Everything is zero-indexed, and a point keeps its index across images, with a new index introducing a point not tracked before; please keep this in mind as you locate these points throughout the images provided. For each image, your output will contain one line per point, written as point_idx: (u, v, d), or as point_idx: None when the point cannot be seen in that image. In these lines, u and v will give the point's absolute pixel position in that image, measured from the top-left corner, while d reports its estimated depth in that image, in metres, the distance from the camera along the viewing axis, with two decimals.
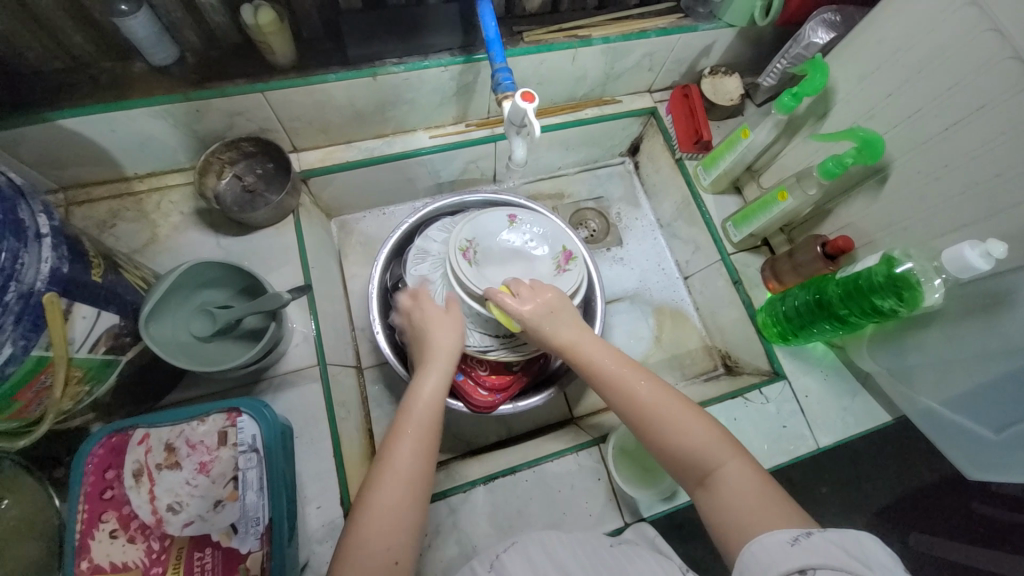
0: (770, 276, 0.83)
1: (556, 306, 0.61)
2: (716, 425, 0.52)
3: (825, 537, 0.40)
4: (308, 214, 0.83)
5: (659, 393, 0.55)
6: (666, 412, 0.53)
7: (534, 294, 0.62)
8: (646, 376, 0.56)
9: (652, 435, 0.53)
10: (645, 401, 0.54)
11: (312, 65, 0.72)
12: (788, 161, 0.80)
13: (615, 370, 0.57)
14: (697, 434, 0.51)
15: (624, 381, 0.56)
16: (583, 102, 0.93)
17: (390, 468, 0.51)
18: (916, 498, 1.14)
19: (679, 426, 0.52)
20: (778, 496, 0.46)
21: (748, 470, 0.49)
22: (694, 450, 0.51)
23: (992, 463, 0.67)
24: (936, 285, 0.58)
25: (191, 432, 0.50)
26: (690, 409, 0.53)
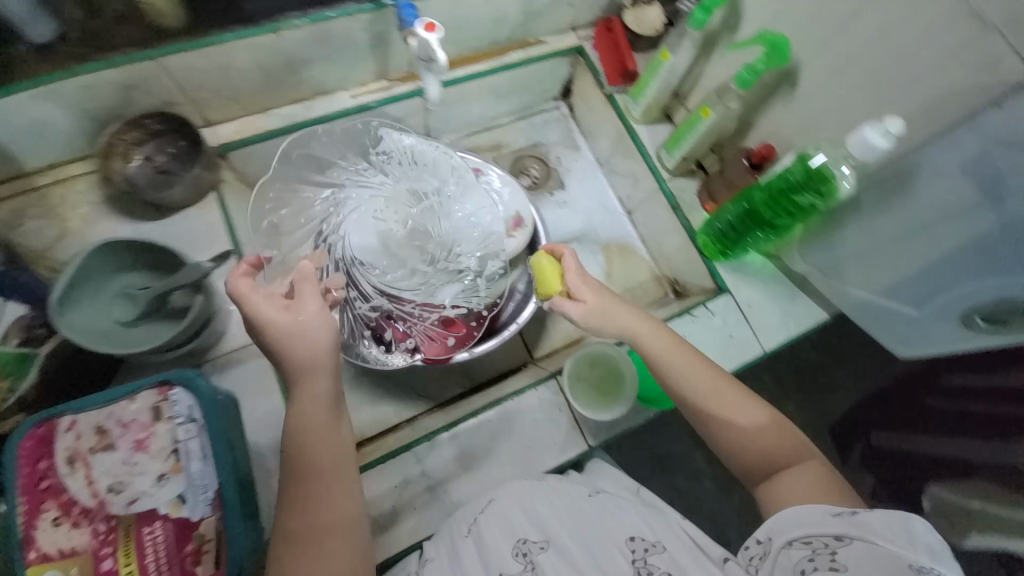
0: (706, 198, 0.86)
1: (611, 299, 0.64)
2: (780, 420, 0.58)
3: (876, 515, 0.45)
4: (233, 190, 0.80)
5: (728, 390, 0.59)
6: (734, 410, 0.58)
7: (597, 301, 0.63)
8: (716, 372, 0.60)
9: (719, 425, 0.58)
10: (711, 395, 0.58)
11: (207, 27, 0.67)
12: (709, 80, 0.81)
13: (680, 365, 0.60)
14: (761, 432, 0.57)
15: (694, 377, 0.59)
16: (508, 46, 0.92)
17: (296, 524, 0.48)
18: (871, 398, 1.21)
19: (746, 424, 0.57)
20: (842, 489, 0.53)
21: (813, 466, 0.55)
22: (761, 442, 0.57)
23: (920, 336, 0.77)
24: (844, 174, 0.62)
25: (120, 412, 0.48)
26: (757, 404, 0.59)
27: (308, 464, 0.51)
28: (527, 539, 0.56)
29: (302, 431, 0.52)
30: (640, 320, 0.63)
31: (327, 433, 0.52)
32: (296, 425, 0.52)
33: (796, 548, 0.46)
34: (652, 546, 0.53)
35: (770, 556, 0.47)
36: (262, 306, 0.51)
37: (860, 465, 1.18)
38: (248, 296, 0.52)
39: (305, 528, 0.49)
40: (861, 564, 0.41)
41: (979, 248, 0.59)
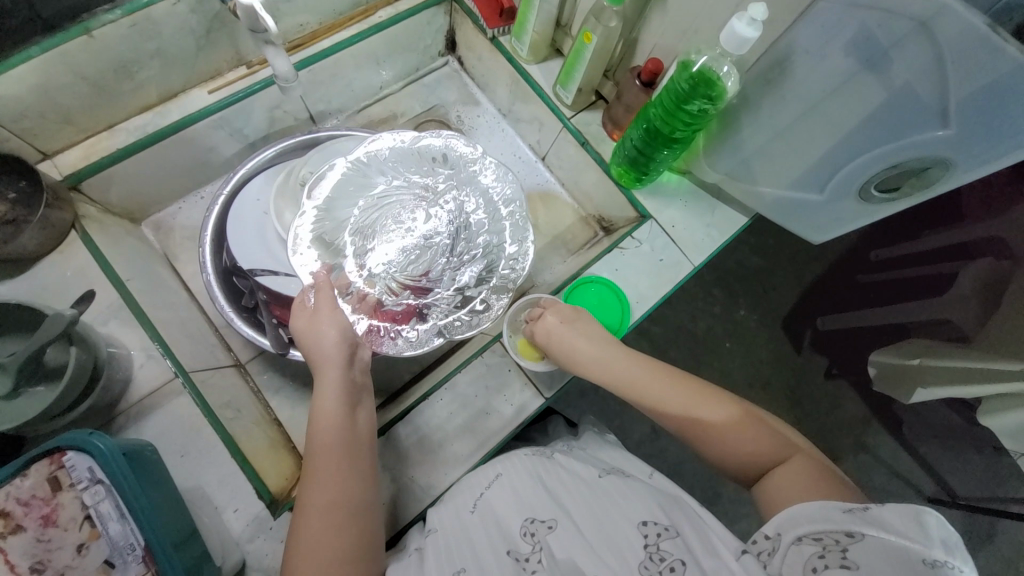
0: (611, 126, 0.84)
1: (578, 321, 0.69)
2: (770, 428, 0.57)
3: (885, 509, 0.42)
4: (101, 224, 0.71)
5: (704, 394, 0.60)
6: (714, 421, 0.58)
7: (561, 320, 0.69)
8: (692, 380, 0.62)
9: (701, 438, 0.59)
10: (687, 411, 0.60)
11: (5, 43, 0.58)
12: (586, 2, 0.78)
13: (646, 376, 0.64)
14: (746, 434, 0.57)
15: (662, 384, 0.63)
16: (372, 5, 0.85)
17: (309, 499, 0.56)
18: (810, 289, 1.28)
19: (728, 429, 0.57)
20: (835, 481, 0.50)
21: (805, 463, 0.53)
22: (746, 448, 0.56)
23: (827, 221, 0.78)
24: (727, 73, 0.61)
25: (17, 491, 0.43)
26: (742, 410, 0.59)
27: (326, 443, 0.59)
28: (534, 519, 0.57)
29: (326, 412, 0.61)
30: (617, 357, 0.66)
31: (344, 417, 0.62)
32: (319, 411, 0.62)
33: (805, 544, 0.43)
34: (665, 531, 0.50)
35: (779, 551, 0.44)
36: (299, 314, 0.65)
37: (811, 350, 1.26)
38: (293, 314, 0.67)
39: (317, 500, 0.56)
40: (871, 559, 0.38)
41: (875, 119, 0.59)
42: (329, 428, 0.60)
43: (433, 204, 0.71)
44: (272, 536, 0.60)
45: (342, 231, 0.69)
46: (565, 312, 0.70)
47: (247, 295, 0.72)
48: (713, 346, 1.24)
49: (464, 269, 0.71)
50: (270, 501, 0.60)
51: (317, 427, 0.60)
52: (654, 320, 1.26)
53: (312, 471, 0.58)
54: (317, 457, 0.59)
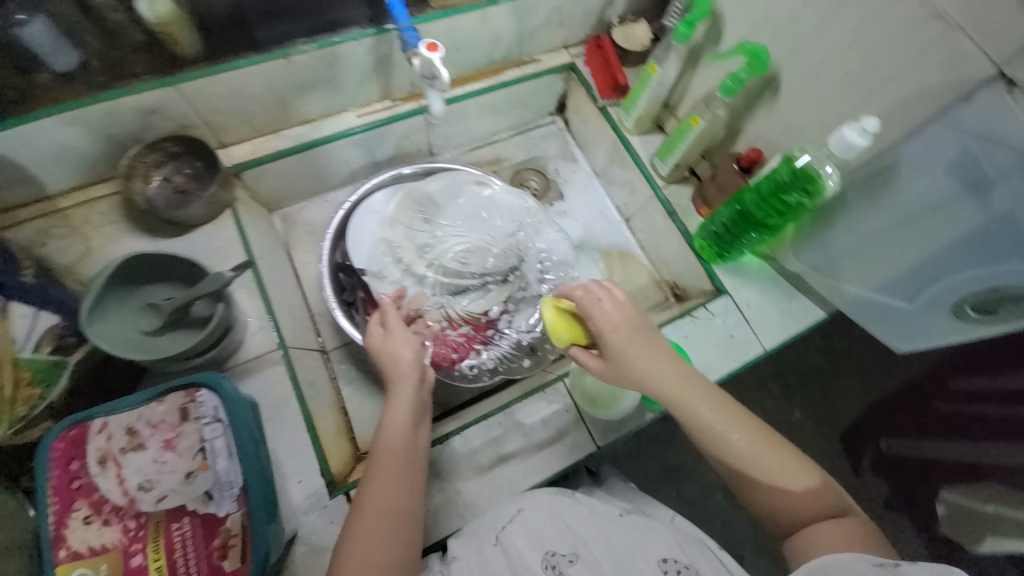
0: (700, 203, 0.89)
1: (636, 320, 0.57)
2: (812, 466, 0.53)
3: (914, 567, 0.43)
4: (246, 207, 0.83)
5: (754, 434, 0.53)
6: (769, 467, 0.52)
7: (616, 313, 0.57)
8: (740, 413, 0.54)
9: (749, 480, 0.53)
10: (739, 447, 0.52)
11: (220, 52, 0.71)
12: (697, 89, 0.85)
13: (696, 404, 0.54)
14: (795, 479, 0.52)
15: (718, 422, 0.53)
16: (503, 65, 0.96)
17: (366, 504, 0.55)
18: (877, 402, 1.22)
19: (778, 472, 0.52)
20: (872, 539, 0.50)
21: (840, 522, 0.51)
22: (797, 497, 0.52)
23: (909, 329, 0.79)
24: (829, 173, 0.65)
25: (150, 413, 0.51)
26: (789, 449, 0.53)
27: (390, 455, 0.59)
28: (555, 552, 0.58)
29: (395, 419, 0.61)
30: (662, 371, 0.55)
31: (410, 430, 0.61)
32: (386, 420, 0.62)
33: None
34: (685, 568, 0.55)
35: None
36: (376, 337, 0.70)
37: (871, 467, 1.18)
38: (372, 329, 0.71)
39: (376, 506, 0.55)
40: None
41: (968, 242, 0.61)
42: (393, 438, 0.60)
43: (502, 253, 0.81)
44: (325, 515, 0.63)
45: (419, 262, 0.80)
46: (618, 307, 0.57)
47: (349, 291, 0.82)
48: None
49: (518, 314, 0.83)
50: (330, 481, 0.65)
51: (383, 435, 0.60)
52: None
53: (372, 477, 0.57)
54: (379, 466, 0.58)
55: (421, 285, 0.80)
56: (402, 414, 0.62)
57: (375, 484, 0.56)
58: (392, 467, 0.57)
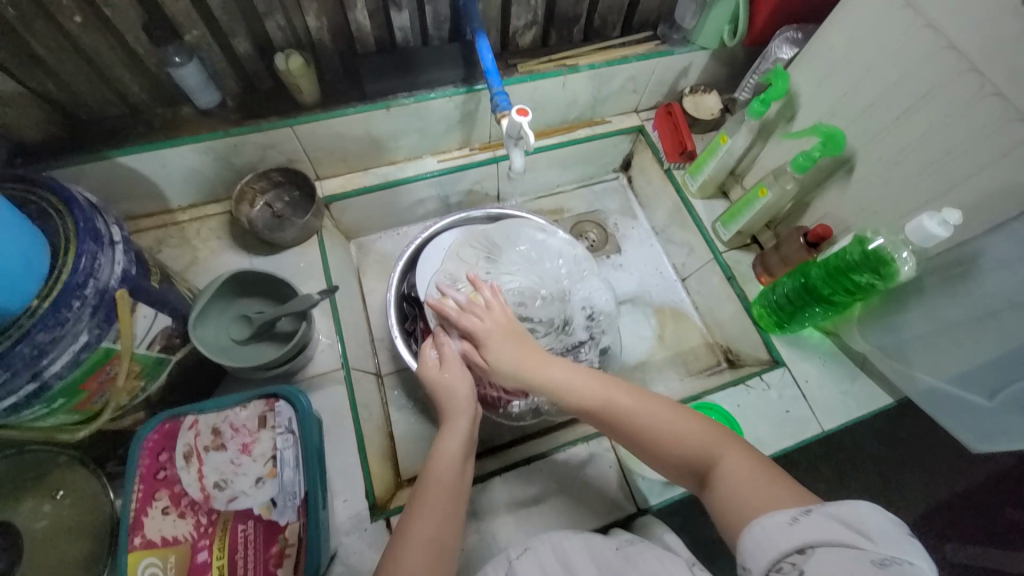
0: (761, 270, 0.89)
1: (503, 321, 0.68)
2: (700, 418, 0.56)
3: (822, 513, 0.40)
4: (330, 235, 0.91)
5: (639, 398, 0.59)
6: (654, 422, 0.57)
7: (488, 314, 0.68)
8: (623, 385, 0.61)
9: (641, 440, 0.57)
10: (632, 415, 0.58)
11: (332, 101, 0.81)
12: (766, 161, 0.86)
13: (586, 384, 0.61)
14: (678, 426, 0.56)
15: (607, 399, 0.60)
16: (576, 124, 1.02)
17: (411, 535, 0.55)
18: (942, 501, 1.12)
19: (660, 426, 0.56)
20: (782, 476, 0.48)
21: (744, 462, 0.50)
22: (675, 443, 0.55)
23: (988, 429, 0.71)
24: (905, 258, 0.64)
25: (234, 417, 0.56)
26: (675, 408, 0.58)
27: (438, 484, 0.60)
28: None
29: (445, 451, 0.63)
30: (551, 361, 0.64)
31: (459, 464, 0.62)
32: (437, 452, 0.63)
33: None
34: None
35: None
36: (432, 370, 0.69)
37: None
38: (427, 361, 0.71)
39: (419, 536, 0.55)
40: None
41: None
42: (443, 468, 0.61)
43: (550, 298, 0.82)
44: (364, 537, 0.65)
45: None
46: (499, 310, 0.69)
47: (411, 320, 0.86)
48: None
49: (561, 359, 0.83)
50: (373, 503, 0.67)
51: (433, 465, 0.62)
52: None
53: (419, 506, 0.58)
54: (425, 496, 0.59)
55: None
56: (453, 446, 0.63)
57: (421, 512, 0.57)
58: (437, 497, 0.59)
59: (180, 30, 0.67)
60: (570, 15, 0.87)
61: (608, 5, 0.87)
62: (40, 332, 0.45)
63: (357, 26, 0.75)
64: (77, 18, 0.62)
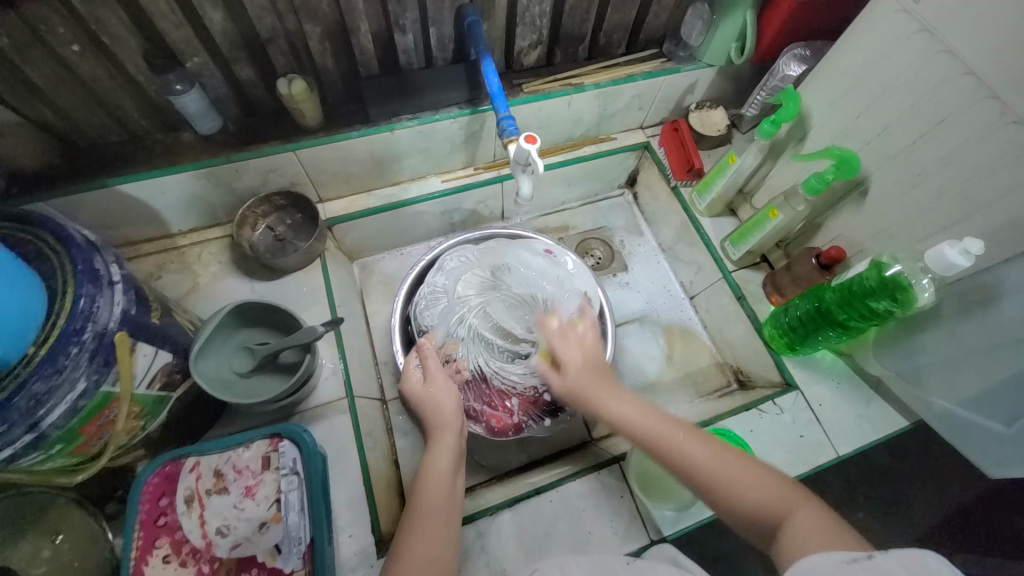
0: (772, 290, 0.87)
1: (590, 362, 0.67)
2: (769, 470, 0.52)
3: (886, 555, 0.36)
4: (333, 257, 0.90)
5: (708, 444, 0.55)
6: (722, 471, 0.52)
7: (577, 350, 0.68)
8: (692, 429, 0.57)
9: (709, 487, 0.52)
10: (694, 456, 0.54)
11: (335, 124, 0.80)
12: (776, 181, 0.85)
13: (654, 427, 0.58)
14: (753, 480, 0.50)
15: (665, 437, 0.56)
16: (582, 141, 1.01)
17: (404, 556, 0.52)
18: (955, 515, 1.11)
19: (731, 477, 0.51)
20: (853, 537, 0.43)
21: (820, 518, 0.46)
22: (749, 499, 0.50)
23: (1006, 455, 0.69)
24: (924, 285, 0.63)
25: (236, 458, 0.54)
26: (738, 454, 0.54)
27: (430, 500, 0.58)
28: None
29: (438, 463, 0.62)
30: (621, 396, 0.62)
31: (452, 478, 0.61)
32: (428, 469, 0.62)
33: None
34: None
35: None
36: (415, 389, 0.72)
37: None
38: (409, 380, 0.73)
39: (412, 556, 0.52)
40: None
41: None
42: (438, 480, 0.60)
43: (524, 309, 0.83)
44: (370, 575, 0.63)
45: (450, 317, 0.82)
46: (589, 341, 0.70)
47: (417, 344, 0.84)
48: None
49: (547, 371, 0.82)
50: (380, 538, 0.65)
51: (427, 480, 0.60)
52: None
53: (412, 525, 0.56)
54: (417, 512, 0.57)
55: (456, 340, 0.81)
56: (445, 458, 0.63)
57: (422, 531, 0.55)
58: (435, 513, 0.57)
59: (181, 57, 0.66)
60: (576, 34, 0.86)
61: (614, 24, 0.86)
62: (37, 382, 0.43)
63: (361, 50, 0.74)
64: (76, 48, 0.61)
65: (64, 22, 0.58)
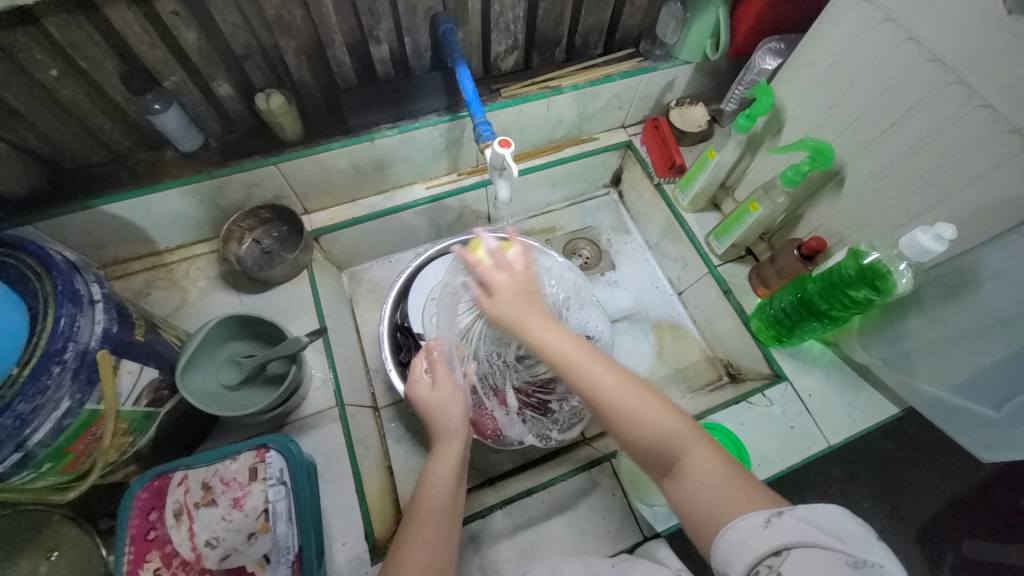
0: (758, 283, 0.87)
1: (522, 290, 0.61)
2: (678, 409, 0.54)
3: (795, 514, 0.40)
4: (321, 268, 0.91)
5: (621, 379, 0.55)
6: (629, 397, 0.53)
7: (503, 275, 0.62)
8: (608, 364, 0.56)
9: (617, 417, 0.53)
10: (606, 389, 0.54)
11: (317, 137, 0.81)
12: (756, 175, 0.86)
13: (570, 357, 0.56)
14: (659, 420, 0.52)
15: (585, 369, 0.55)
16: (564, 142, 1.02)
17: (406, 557, 0.53)
18: (956, 500, 1.10)
19: (640, 411, 0.52)
20: (746, 478, 0.47)
21: (711, 456, 0.49)
22: (657, 431, 0.51)
23: (995, 439, 0.70)
24: (901, 271, 0.63)
25: (224, 470, 0.55)
26: (651, 393, 0.54)
27: (433, 510, 0.58)
28: None
29: (442, 471, 0.61)
30: (544, 323, 0.59)
31: (453, 487, 0.60)
32: (430, 475, 0.61)
33: None
34: None
35: None
36: (422, 391, 0.70)
37: None
38: (416, 382, 0.71)
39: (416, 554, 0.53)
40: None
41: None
42: (439, 488, 0.60)
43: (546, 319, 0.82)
44: None
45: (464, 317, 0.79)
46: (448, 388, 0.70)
47: (405, 351, 0.84)
48: None
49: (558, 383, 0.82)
50: (373, 545, 0.65)
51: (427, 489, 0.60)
52: None
53: (419, 526, 0.56)
54: (423, 514, 0.57)
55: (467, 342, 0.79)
56: (449, 467, 0.62)
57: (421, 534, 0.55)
58: (437, 523, 0.56)
59: (160, 77, 0.67)
60: (551, 37, 0.86)
61: (589, 26, 0.87)
62: (22, 402, 0.44)
63: (337, 62, 0.75)
64: (55, 73, 0.62)
65: (40, 48, 0.59)
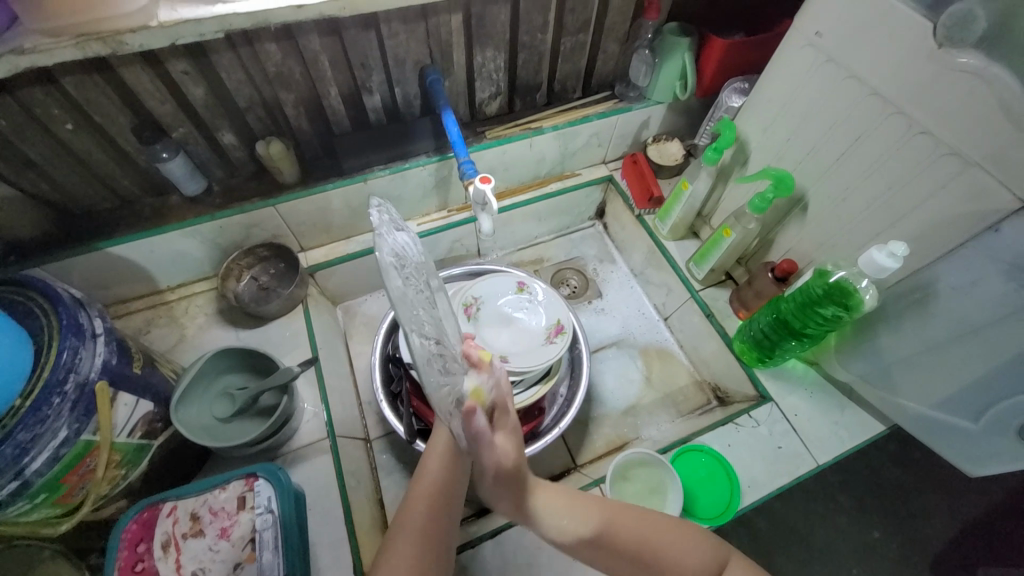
0: (739, 306, 0.90)
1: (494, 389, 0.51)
2: (702, 533, 0.57)
3: None
4: (316, 302, 0.94)
5: (644, 521, 0.55)
6: (652, 533, 0.55)
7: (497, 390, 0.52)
8: (633, 509, 0.56)
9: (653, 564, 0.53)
10: (638, 537, 0.54)
11: (313, 179, 0.86)
12: (728, 204, 0.91)
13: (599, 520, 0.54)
14: (688, 546, 0.55)
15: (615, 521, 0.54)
16: (548, 178, 1.07)
17: (405, 521, 0.55)
18: (966, 526, 1.08)
19: (673, 552, 0.54)
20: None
21: (747, 569, 0.55)
22: (691, 566, 0.53)
23: (981, 452, 0.71)
24: (865, 287, 0.66)
25: (213, 500, 0.56)
26: (668, 524, 0.56)
27: (434, 476, 0.57)
28: None
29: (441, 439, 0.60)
30: (558, 496, 0.55)
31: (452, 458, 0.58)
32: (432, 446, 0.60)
33: None
34: None
35: None
36: None
37: None
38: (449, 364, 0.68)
39: (412, 524, 0.54)
40: None
41: (1016, 366, 0.59)
42: (438, 457, 0.58)
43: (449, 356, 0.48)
44: None
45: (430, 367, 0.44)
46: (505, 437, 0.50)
47: (396, 382, 0.86)
48: (839, 568, 1.05)
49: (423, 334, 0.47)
50: None
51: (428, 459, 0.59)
52: (759, 509, 1.11)
53: (416, 495, 0.56)
54: (422, 485, 0.57)
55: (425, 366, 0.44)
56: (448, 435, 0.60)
57: (422, 496, 0.56)
58: (433, 492, 0.56)
59: (168, 129, 0.73)
60: (531, 84, 0.93)
61: (566, 73, 0.94)
62: (21, 432, 0.46)
63: (332, 111, 0.81)
64: (71, 127, 0.67)
65: (59, 105, 0.64)
